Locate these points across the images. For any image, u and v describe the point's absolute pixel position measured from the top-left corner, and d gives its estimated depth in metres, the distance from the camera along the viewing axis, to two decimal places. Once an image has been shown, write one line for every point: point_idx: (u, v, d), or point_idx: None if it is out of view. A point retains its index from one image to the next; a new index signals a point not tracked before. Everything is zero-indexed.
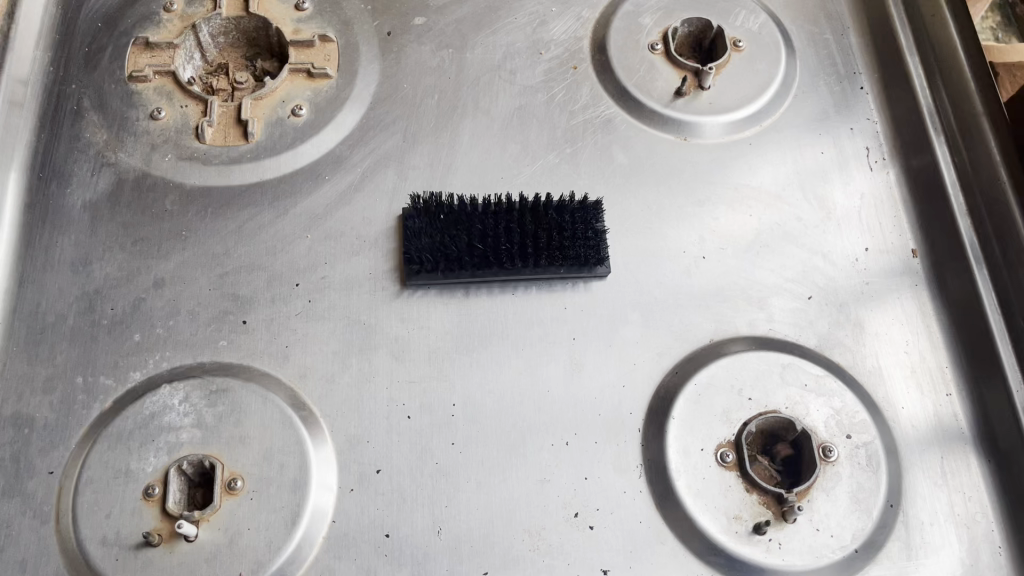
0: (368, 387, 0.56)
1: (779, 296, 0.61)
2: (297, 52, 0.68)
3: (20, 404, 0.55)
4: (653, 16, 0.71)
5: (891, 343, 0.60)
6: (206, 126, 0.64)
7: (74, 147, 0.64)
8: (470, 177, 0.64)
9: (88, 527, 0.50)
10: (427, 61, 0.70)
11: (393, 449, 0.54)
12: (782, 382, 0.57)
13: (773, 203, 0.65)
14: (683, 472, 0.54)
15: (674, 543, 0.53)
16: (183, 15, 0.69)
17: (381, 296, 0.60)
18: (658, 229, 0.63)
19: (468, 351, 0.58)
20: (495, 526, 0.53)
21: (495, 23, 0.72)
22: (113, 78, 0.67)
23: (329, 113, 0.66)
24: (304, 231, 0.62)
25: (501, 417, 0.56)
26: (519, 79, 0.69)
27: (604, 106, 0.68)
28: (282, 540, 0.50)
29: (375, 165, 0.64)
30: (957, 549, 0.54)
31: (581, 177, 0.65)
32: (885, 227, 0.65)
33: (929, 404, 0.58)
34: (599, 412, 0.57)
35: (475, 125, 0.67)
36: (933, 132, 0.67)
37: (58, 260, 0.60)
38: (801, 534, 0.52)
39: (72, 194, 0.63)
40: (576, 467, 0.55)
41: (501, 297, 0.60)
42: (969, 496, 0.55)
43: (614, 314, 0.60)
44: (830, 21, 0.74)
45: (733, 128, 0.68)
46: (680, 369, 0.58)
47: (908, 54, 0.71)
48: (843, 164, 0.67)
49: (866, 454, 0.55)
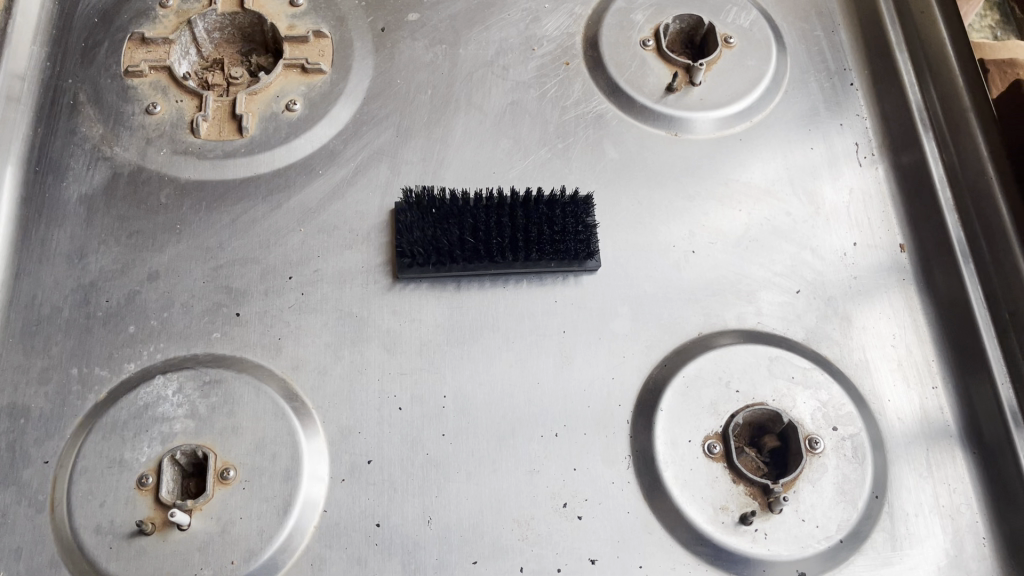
0: (360, 378, 0.57)
1: (768, 290, 0.62)
2: (291, 47, 0.68)
3: (16, 395, 0.55)
4: (645, 12, 0.72)
5: (879, 337, 0.61)
6: (201, 121, 0.65)
7: (70, 142, 0.65)
8: (462, 172, 0.65)
9: (83, 516, 0.51)
10: (421, 57, 0.70)
11: (385, 440, 0.55)
12: (769, 375, 0.57)
13: (763, 198, 0.66)
14: (670, 464, 0.54)
15: (661, 533, 0.53)
16: (178, 11, 0.70)
17: (374, 289, 0.60)
18: (648, 224, 0.64)
19: (460, 343, 0.59)
20: (484, 516, 0.53)
21: (489, 19, 0.73)
22: (109, 73, 0.67)
23: (323, 108, 0.66)
24: (298, 225, 0.62)
25: (491, 409, 0.57)
26: (512, 74, 0.70)
27: (596, 101, 0.69)
28: (274, 529, 0.51)
29: (368, 160, 0.65)
30: (942, 541, 0.54)
31: (573, 171, 0.66)
32: (873, 222, 0.65)
33: (915, 397, 0.59)
34: (589, 404, 0.57)
35: (468, 121, 0.67)
36: (922, 128, 0.68)
37: (54, 253, 0.61)
38: (787, 524, 0.53)
39: (67, 188, 0.63)
40: (565, 458, 0.55)
41: (493, 291, 0.60)
42: (954, 487, 0.56)
43: (603, 307, 0.60)
44: (821, 18, 0.75)
45: (724, 124, 0.68)
46: (669, 362, 0.58)
47: (898, 51, 0.72)
48: (833, 160, 0.67)
49: (852, 445, 0.55)
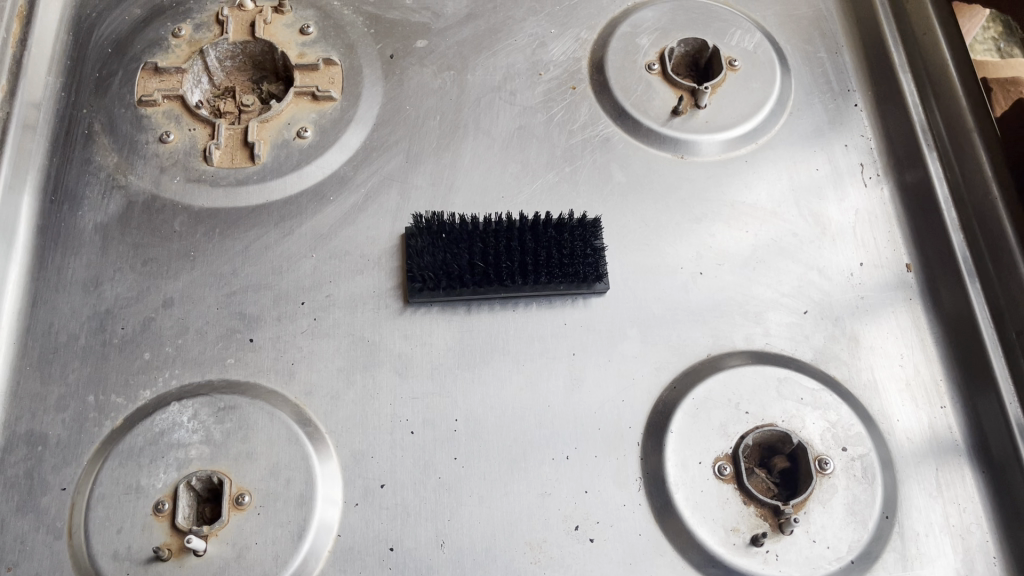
0: (372, 404, 0.58)
1: (775, 310, 0.62)
2: (302, 75, 0.69)
3: (34, 422, 0.56)
4: (650, 36, 0.73)
5: (886, 357, 0.61)
6: (214, 149, 0.66)
7: (85, 171, 0.66)
8: (471, 197, 0.66)
9: (100, 543, 0.52)
10: (429, 83, 0.71)
11: (397, 464, 0.56)
12: (778, 396, 0.58)
13: (769, 219, 0.66)
14: (681, 485, 0.55)
15: (672, 555, 0.54)
16: (190, 41, 0.71)
17: (385, 313, 0.61)
18: (655, 245, 0.64)
19: (471, 366, 0.59)
20: (497, 539, 0.54)
21: (496, 45, 0.74)
22: (124, 102, 0.68)
23: (333, 134, 0.67)
24: (310, 250, 0.63)
25: (503, 431, 0.57)
26: (520, 99, 0.71)
27: (602, 125, 0.70)
28: (289, 554, 0.52)
29: (379, 184, 0.66)
30: (953, 561, 0.54)
31: (580, 195, 0.66)
32: (879, 242, 0.66)
33: (924, 417, 0.59)
34: (600, 427, 0.58)
35: (476, 145, 0.68)
36: (926, 148, 0.68)
37: (71, 281, 0.61)
38: (797, 546, 0.53)
39: (83, 217, 0.64)
40: (576, 481, 0.56)
41: (503, 314, 0.61)
42: (964, 507, 0.56)
43: (612, 329, 0.61)
44: (824, 39, 0.76)
45: (730, 146, 0.69)
46: (679, 384, 0.59)
47: (901, 73, 0.72)
48: (838, 180, 0.68)
49: (861, 466, 0.56)
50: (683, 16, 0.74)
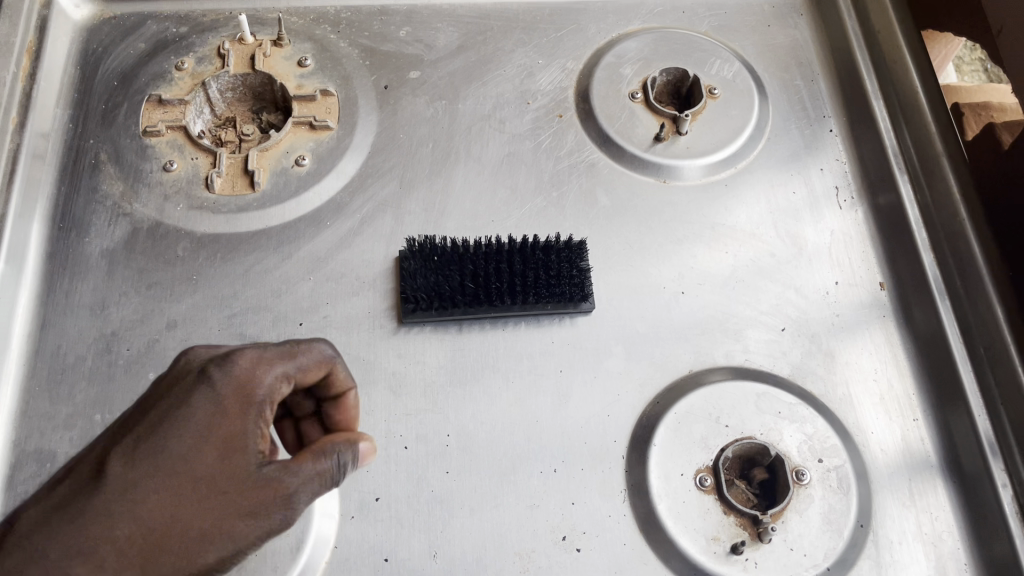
0: (368, 420, 0.60)
1: (754, 328, 0.65)
2: (300, 105, 0.72)
3: (43, 440, 0.59)
4: (633, 66, 0.76)
5: (861, 372, 0.63)
6: (216, 177, 0.69)
7: (92, 199, 0.69)
8: (462, 221, 0.69)
9: None
10: (422, 112, 0.74)
11: (391, 478, 0.58)
12: (757, 410, 0.60)
13: (748, 240, 0.69)
14: (664, 496, 0.57)
15: (656, 564, 0.56)
16: (193, 73, 0.74)
17: (379, 333, 0.63)
18: (639, 266, 0.67)
19: (462, 384, 0.62)
20: (487, 549, 0.56)
21: (486, 75, 0.77)
22: (129, 132, 0.71)
23: (330, 162, 0.70)
24: (307, 273, 0.66)
25: (492, 446, 0.59)
26: (509, 127, 0.74)
27: (588, 151, 0.73)
28: (287, 565, 0.54)
29: (374, 210, 0.69)
30: (924, 567, 0.57)
31: (567, 219, 0.69)
32: (854, 262, 0.68)
33: (897, 430, 0.61)
34: (587, 441, 0.60)
35: (467, 171, 0.71)
36: (898, 172, 0.71)
37: (78, 305, 0.64)
38: (776, 553, 0.55)
39: (90, 243, 0.67)
40: (564, 493, 0.58)
41: (493, 332, 0.64)
42: (935, 516, 0.58)
43: (598, 347, 0.64)
44: (801, 68, 0.79)
45: (710, 170, 0.72)
46: (661, 400, 0.61)
47: (873, 99, 0.75)
48: (814, 202, 0.71)
49: (837, 476, 0.58)
50: (665, 46, 0.78)
